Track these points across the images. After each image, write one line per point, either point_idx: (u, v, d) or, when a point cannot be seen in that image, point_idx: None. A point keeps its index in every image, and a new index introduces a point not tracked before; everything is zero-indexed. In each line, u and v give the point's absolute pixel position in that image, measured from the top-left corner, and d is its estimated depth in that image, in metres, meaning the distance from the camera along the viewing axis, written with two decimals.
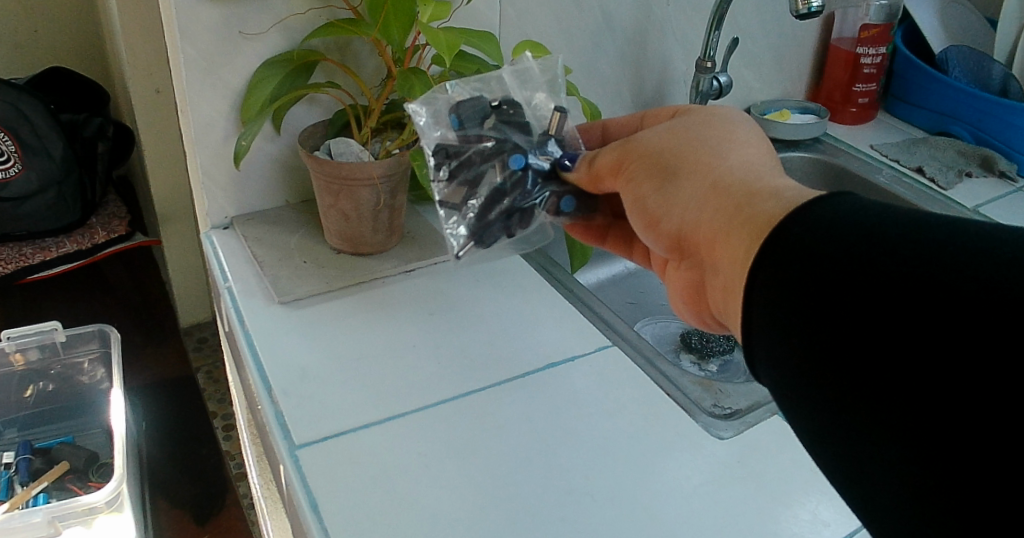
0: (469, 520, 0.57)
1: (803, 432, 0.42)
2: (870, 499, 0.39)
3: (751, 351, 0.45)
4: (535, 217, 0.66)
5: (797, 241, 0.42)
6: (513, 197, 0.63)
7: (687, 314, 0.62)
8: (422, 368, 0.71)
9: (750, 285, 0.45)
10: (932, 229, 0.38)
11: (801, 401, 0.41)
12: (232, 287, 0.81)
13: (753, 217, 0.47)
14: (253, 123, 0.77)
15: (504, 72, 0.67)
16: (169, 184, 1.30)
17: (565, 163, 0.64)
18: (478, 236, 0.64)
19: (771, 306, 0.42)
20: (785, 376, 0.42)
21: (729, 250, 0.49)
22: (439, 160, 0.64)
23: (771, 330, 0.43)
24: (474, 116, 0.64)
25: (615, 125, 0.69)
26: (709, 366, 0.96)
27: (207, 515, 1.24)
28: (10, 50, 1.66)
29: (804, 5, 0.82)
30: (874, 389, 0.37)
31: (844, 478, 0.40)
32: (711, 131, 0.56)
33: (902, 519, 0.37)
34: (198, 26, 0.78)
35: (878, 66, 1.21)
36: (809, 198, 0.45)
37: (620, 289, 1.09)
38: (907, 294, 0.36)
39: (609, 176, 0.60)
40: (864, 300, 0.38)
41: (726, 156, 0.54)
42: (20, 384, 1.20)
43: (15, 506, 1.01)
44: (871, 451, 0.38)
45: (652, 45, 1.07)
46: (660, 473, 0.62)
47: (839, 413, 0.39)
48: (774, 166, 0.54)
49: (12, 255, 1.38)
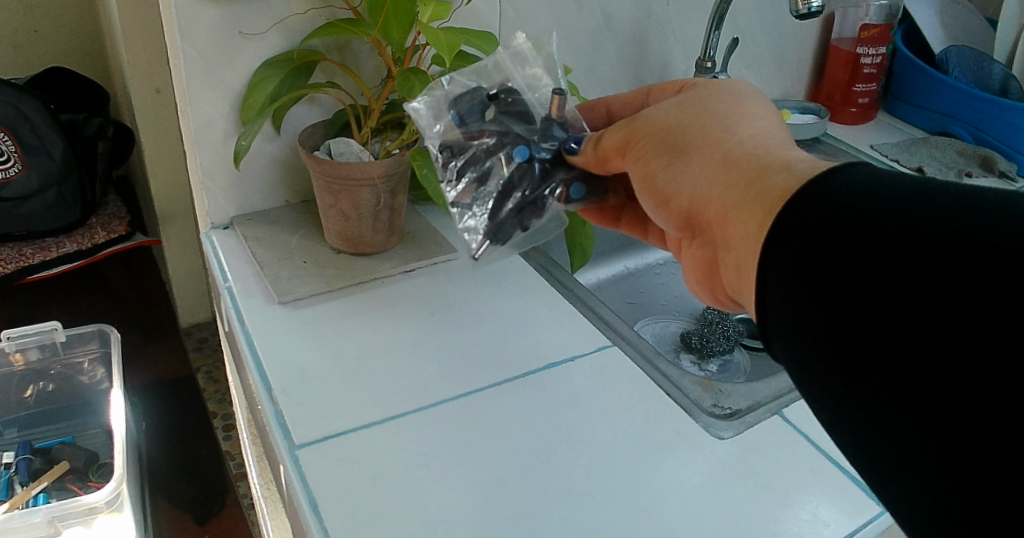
0: (469, 521, 0.57)
1: (817, 410, 0.42)
2: (892, 476, 0.39)
3: (767, 331, 0.45)
4: (548, 209, 0.65)
5: (809, 216, 0.42)
6: (522, 190, 0.64)
7: (700, 292, 0.62)
8: (422, 368, 0.72)
9: (763, 262, 0.44)
10: (945, 198, 0.38)
11: (819, 379, 0.41)
12: (232, 286, 0.81)
13: (765, 191, 0.47)
14: (253, 122, 0.77)
15: (500, 57, 0.67)
16: (169, 185, 1.30)
17: (571, 146, 0.63)
18: (493, 234, 0.64)
19: (785, 282, 0.42)
20: (798, 352, 0.42)
21: (742, 225, 0.48)
22: (445, 159, 0.64)
23: (787, 307, 0.42)
24: (474, 110, 0.64)
25: (619, 102, 0.69)
26: (709, 366, 0.96)
27: (206, 515, 1.24)
28: (10, 50, 1.66)
29: (804, 5, 0.82)
30: (891, 364, 0.37)
31: (864, 456, 0.40)
32: (720, 106, 0.56)
33: (925, 494, 0.37)
34: (198, 25, 0.78)
35: (878, 66, 1.21)
36: (824, 168, 0.45)
37: (619, 289, 1.09)
38: (923, 267, 0.37)
39: (617, 156, 0.59)
40: (881, 273, 0.38)
41: (736, 130, 0.54)
42: (19, 383, 1.20)
43: (15, 506, 1.01)
44: (893, 426, 0.38)
45: (652, 44, 1.07)
46: (660, 474, 0.62)
47: (854, 389, 0.39)
48: (784, 139, 0.54)
49: (12, 255, 1.38)
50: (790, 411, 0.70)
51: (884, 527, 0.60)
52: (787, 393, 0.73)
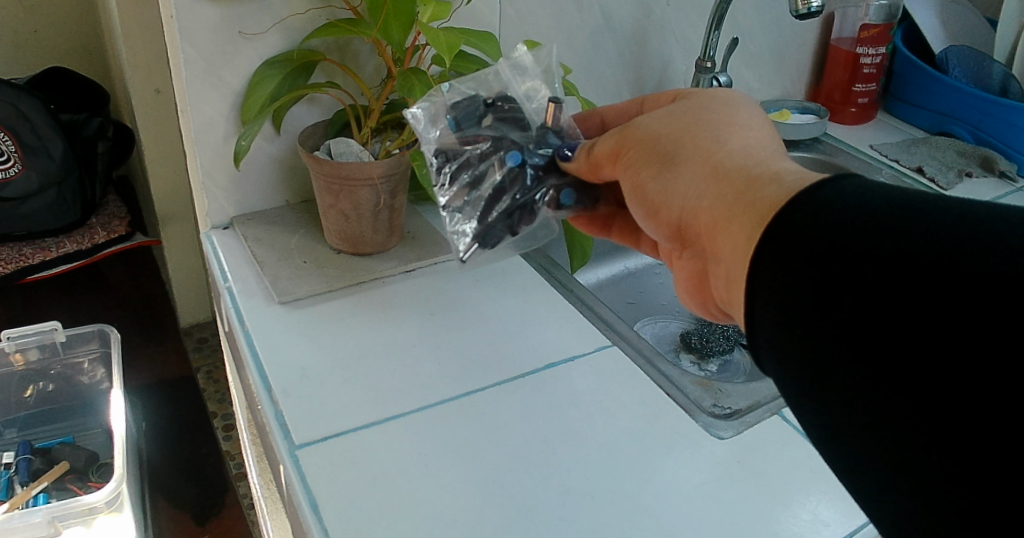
0: (468, 520, 0.57)
1: (807, 423, 0.42)
2: (881, 489, 0.39)
3: (755, 341, 0.45)
4: (539, 215, 0.65)
5: (800, 227, 0.42)
6: (512, 194, 0.63)
7: (692, 304, 0.62)
8: (422, 368, 0.72)
9: (752, 274, 0.44)
10: (936, 210, 0.38)
11: (808, 390, 0.41)
12: (232, 286, 0.81)
13: (756, 204, 0.47)
14: (253, 123, 0.77)
15: (500, 67, 0.68)
16: (169, 185, 1.30)
17: (565, 153, 0.63)
18: (482, 237, 0.64)
19: (774, 292, 0.42)
20: (790, 366, 0.42)
21: (731, 238, 0.48)
22: (440, 164, 0.64)
23: (776, 318, 0.42)
24: (471, 115, 0.65)
25: (614, 113, 0.69)
26: (709, 366, 0.96)
27: (206, 515, 1.24)
28: (10, 51, 1.66)
29: (803, 5, 0.82)
30: (882, 380, 0.37)
31: (852, 468, 0.40)
32: (711, 115, 0.56)
33: (915, 509, 0.37)
34: (198, 26, 0.78)
35: (878, 67, 1.21)
36: (813, 182, 0.45)
37: (620, 289, 1.09)
38: (914, 280, 0.36)
39: (608, 164, 0.60)
40: (872, 286, 0.38)
41: (726, 141, 0.54)
42: (19, 384, 1.20)
43: (15, 506, 1.01)
44: (883, 441, 0.38)
45: (652, 44, 1.07)
46: (660, 473, 0.62)
47: (847, 405, 0.39)
48: (775, 150, 0.54)
49: (12, 255, 1.38)
50: (789, 411, 0.70)
51: None
52: None
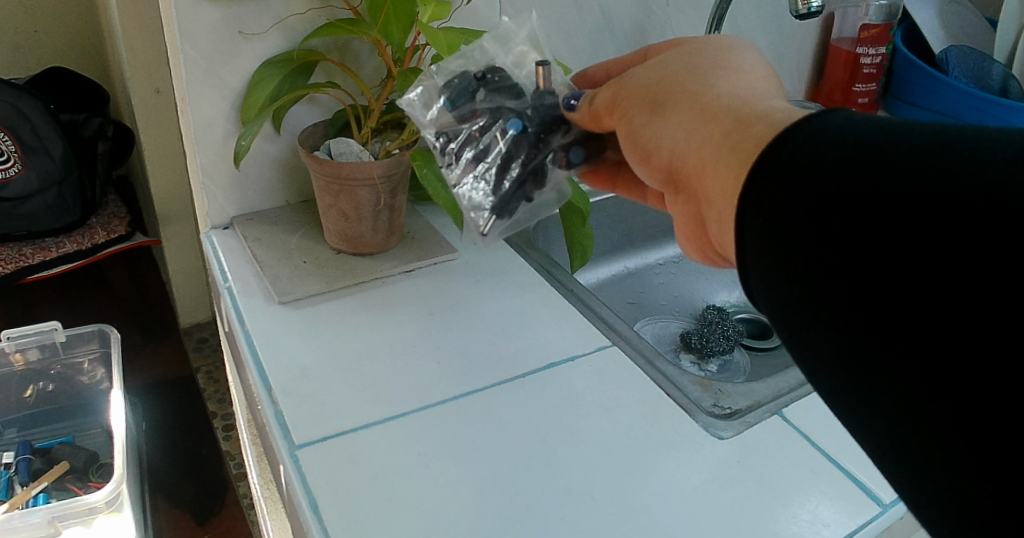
0: (469, 520, 0.57)
1: (806, 366, 0.42)
2: (881, 430, 0.39)
3: (751, 286, 0.45)
4: (550, 177, 0.65)
5: (793, 171, 0.42)
6: (523, 161, 0.63)
7: (690, 252, 0.61)
8: (420, 369, 0.71)
9: (747, 219, 0.44)
10: (926, 144, 0.38)
11: (807, 331, 0.41)
12: (232, 286, 0.81)
13: (746, 141, 0.47)
14: (253, 123, 0.77)
15: (484, 39, 0.67)
16: (169, 185, 1.30)
17: (571, 103, 0.63)
18: (500, 209, 0.64)
19: (768, 235, 0.42)
20: (788, 317, 0.42)
21: (719, 177, 0.49)
22: (443, 144, 0.65)
23: (771, 262, 0.42)
24: (464, 92, 0.64)
25: (616, 65, 0.69)
26: (708, 366, 0.95)
27: (207, 515, 1.24)
28: (10, 51, 1.66)
29: (803, 5, 0.82)
30: (881, 321, 0.37)
31: (852, 411, 0.40)
32: (703, 60, 0.56)
33: (918, 449, 0.37)
34: (198, 25, 0.78)
35: (879, 67, 1.19)
36: (800, 118, 0.45)
37: (620, 289, 1.08)
38: (908, 221, 0.36)
39: (607, 116, 0.59)
40: (867, 224, 0.38)
41: (717, 84, 0.53)
42: (19, 383, 1.20)
43: (15, 506, 1.01)
44: (884, 380, 0.38)
45: (652, 44, 1.07)
46: (660, 473, 0.62)
47: (846, 347, 0.39)
48: (767, 91, 0.53)
49: (12, 255, 1.38)
50: (790, 411, 0.70)
51: (884, 527, 0.59)
52: (788, 392, 0.72)
